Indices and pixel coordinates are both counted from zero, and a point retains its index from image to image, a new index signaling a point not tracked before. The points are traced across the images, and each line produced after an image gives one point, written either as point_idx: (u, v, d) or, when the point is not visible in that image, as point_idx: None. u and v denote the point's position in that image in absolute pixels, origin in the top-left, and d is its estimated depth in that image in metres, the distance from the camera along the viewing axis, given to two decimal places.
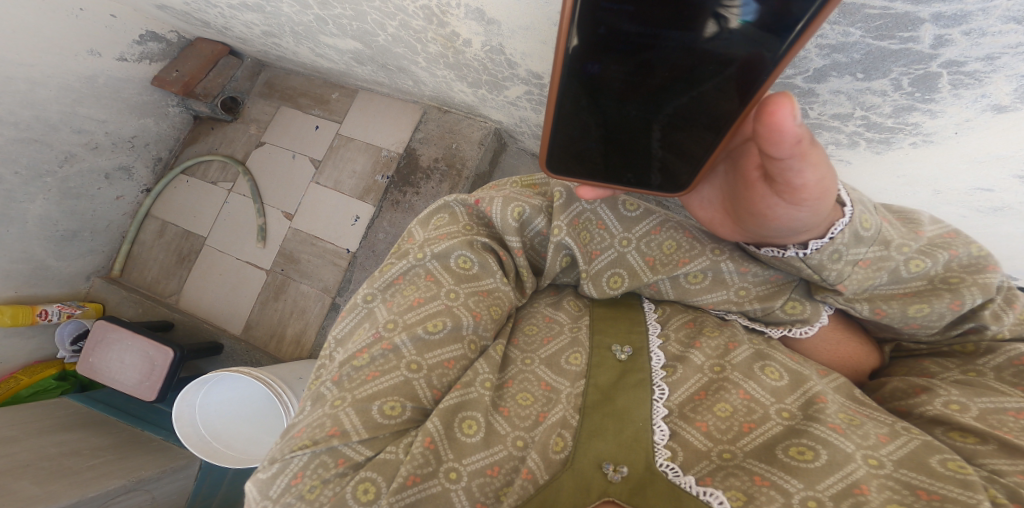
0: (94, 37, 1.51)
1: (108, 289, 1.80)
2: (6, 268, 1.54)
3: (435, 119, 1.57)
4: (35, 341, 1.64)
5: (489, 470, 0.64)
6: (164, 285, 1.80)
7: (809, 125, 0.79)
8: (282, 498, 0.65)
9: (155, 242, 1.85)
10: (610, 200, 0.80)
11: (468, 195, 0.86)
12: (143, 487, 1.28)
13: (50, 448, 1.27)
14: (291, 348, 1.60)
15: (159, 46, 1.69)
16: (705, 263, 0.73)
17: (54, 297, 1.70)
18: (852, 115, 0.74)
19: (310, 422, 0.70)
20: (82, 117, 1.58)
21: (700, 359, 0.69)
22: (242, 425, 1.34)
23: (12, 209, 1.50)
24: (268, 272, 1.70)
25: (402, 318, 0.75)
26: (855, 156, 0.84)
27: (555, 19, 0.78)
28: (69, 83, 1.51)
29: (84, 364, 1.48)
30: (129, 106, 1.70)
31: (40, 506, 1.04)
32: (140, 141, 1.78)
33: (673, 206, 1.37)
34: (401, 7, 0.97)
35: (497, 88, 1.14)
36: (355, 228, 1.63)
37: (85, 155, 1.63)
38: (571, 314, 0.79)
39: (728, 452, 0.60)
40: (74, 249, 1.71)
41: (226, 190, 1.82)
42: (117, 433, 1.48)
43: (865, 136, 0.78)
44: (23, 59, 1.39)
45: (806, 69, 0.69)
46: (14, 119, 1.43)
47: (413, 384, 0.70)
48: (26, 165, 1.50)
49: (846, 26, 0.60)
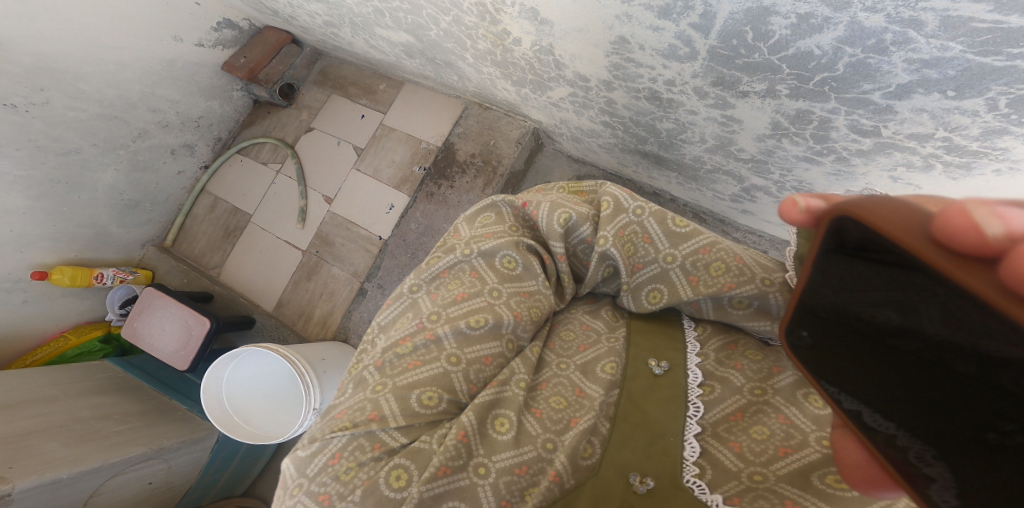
0: (179, 24, 1.60)
1: (160, 257, 1.87)
2: (73, 232, 1.61)
3: (475, 116, 1.58)
4: (87, 302, 1.72)
5: (518, 468, 0.63)
6: (209, 257, 1.86)
7: (879, 144, 0.69)
8: (319, 477, 0.66)
9: (206, 217, 1.91)
10: (659, 214, 0.77)
11: (515, 196, 0.86)
12: (161, 456, 1.30)
13: (85, 409, 1.33)
14: (318, 328, 1.63)
15: (233, 33, 1.76)
16: (753, 292, 0.71)
17: (111, 261, 1.78)
18: (932, 135, 0.63)
19: (351, 405, 0.72)
20: (159, 98, 1.66)
21: (739, 380, 0.68)
22: (260, 401, 1.38)
23: (85, 177, 1.58)
24: (304, 252, 1.73)
25: (445, 311, 0.76)
26: (929, 181, 0.71)
27: (610, 23, 0.77)
28: (151, 67, 1.60)
29: (128, 327, 1.55)
30: (199, 89, 1.77)
31: (65, 467, 1.09)
32: (205, 122, 1.86)
33: (710, 219, 1.30)
34: (455, 3, 0.97)
35: (541, 88, 1.14)
36: (389, 216, 1.64)
37: (156, 133, 1.71)
38: (608, 323, 0.80)
39: (758, 474, 0.59)
40: (135, 218, 1.79)
41: (274, 172, 1.87)
42: (146, 399, 1.51)
43: (943, 159, 0.66)
44: (113, 42, 1.48)
45: (888, 84, 0.60)
46: (99, 96, 1.52)
47: (451, 377, 0.70)
48: (105, 138, 1.58)
49: (946, 39, 0.52)
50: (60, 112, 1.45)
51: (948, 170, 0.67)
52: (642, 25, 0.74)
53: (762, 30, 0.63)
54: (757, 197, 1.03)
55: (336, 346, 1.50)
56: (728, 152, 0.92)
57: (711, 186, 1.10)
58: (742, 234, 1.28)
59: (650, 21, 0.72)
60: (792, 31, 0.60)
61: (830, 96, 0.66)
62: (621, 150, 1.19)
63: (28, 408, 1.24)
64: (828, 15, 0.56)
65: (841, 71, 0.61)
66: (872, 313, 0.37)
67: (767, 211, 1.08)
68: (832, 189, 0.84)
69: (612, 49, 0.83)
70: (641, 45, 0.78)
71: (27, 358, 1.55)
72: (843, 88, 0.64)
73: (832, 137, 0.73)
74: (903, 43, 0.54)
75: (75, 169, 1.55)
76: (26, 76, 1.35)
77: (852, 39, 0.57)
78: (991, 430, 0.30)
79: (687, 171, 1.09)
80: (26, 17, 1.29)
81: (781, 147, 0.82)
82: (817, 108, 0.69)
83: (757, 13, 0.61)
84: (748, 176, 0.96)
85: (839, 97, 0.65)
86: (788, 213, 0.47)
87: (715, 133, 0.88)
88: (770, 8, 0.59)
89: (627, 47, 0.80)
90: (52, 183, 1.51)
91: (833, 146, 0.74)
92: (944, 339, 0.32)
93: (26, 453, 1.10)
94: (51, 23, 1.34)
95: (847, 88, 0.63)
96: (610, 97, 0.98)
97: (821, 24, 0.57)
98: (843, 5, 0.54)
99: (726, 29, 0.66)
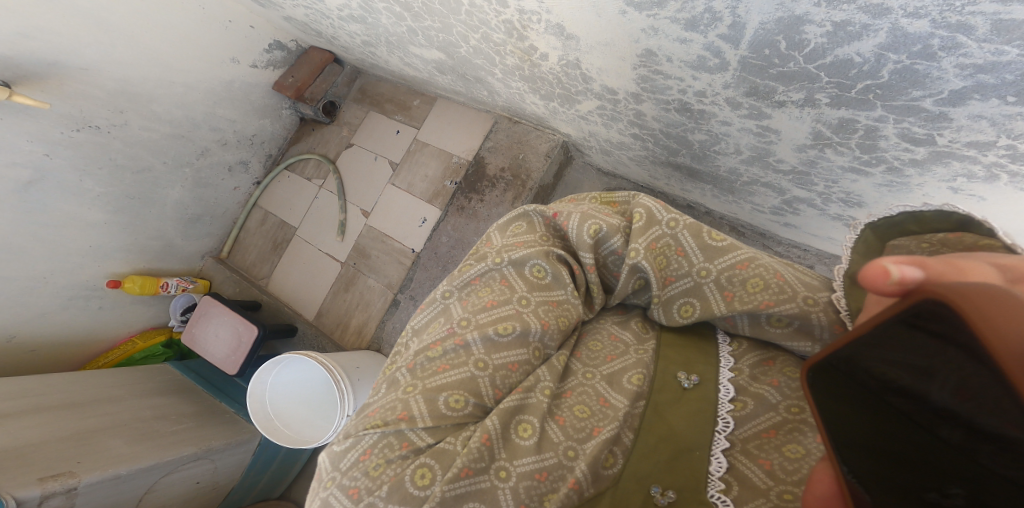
0: (237, 47, 1.65)
1: (217, 268, 1.94)
2: (142, 244, 1.71)
3: (505, 130, 1.58)
4: (152, 309, 1.81)
5: (538, 474, 0.62)
6: (259, 269, 1.92)
7: (933, 153, 0.64)
8: (349, 472, 0.66)
9: (258, 230, 1.97)
10: (693, 228, 0.75)
11: (548, 206, 0.85)
12: (210, 456, 1.34)
13: (146, 409, 1.39)
14: (354, 337, 1.65)
15: (282, 54, 1.81)
16: (793, 311, 0.67)
17: (174, 271, 1.87)
18: (993, 143, 0.59)
19: (383, 404, 0.72)
20: (219, 117, 1.73)
21: (775, 397, 0.65)
22: (300, 407, 1.39)
23: (155, 194, 1.68)
24: (343, 264, 1.77)
25: (475, 317, 0.75)
26: (993, 190, 0.65)
27: (637, 37, 0.75)
28: (213, 88, 1.66)
29: (187, 333, 1.65)
30: (254, 108, 1.83)
31: (124, 464, 1.13)
32: (258, 139, 1.93)
33: (749, 231, 1.25)
34: (483, 21, 0.97)
35: (570, 102, 1.12)
36: (422, 230, 1.65)
37: (217, 150, 1.79)
38: (637, 335, 0.76)
39: (790, 493, 0.56)
40: (197, 231, 1.88)
41: (316, 187, 1.92)
42: (198, 401, 1.56)
43: (1009, 168, 0.61)
44: (182, 66, 1.54)
45: (940, 90, 0.56)
46: (169, 117, 1.60)
47: (478, 381, 0.69)
48: (173, 157, 1.67)
49: (1001, 43, 0.48)
50: (135, 132, 1.54)
51: (1014, 179, 0.62)
52: (669, 37, 0.72)
53: (795, 40, 0.60)
54: (800, 209, 0.98)
55: (370, 356, 1.51)
56: (766, 163, 0.88)
57: (749, 198, 1.06)
58: (785, 248, 1.22)
59: (677, 34, 0.70)
60: (828, 40, 0.57)
61: (875, 106, 0.62)
62: (651, 162, 1.16)
63: (96, 407, 1.32)
64: (866, 22, 0.53)
65: (887, 79, 0.58)
66: (881, 370, 0.36)
67: (811, 224, 1.03)
68: (884, 200, 0.79)
69: (640, 61, 0.81)
70: (669, 57, 0.76)
71: (99, 360, 1.67)
72: (890, 96, 0.60)
73: (881, 146, 0.68)
74: (951, 48, 0.50)
75: (147, 186, 1.64)
76: (107, 98, 1.42)
77: (895, 45, 0.54)
78: (945, 490, 0.32)
79: (724, 183, 1.05)
80: (109, 43, 1.35)
81: (824, 157, 0.77)
82: (861, 117, 0.65)
83: (791, 22, 0.58)
84: (790, 188, 0.92)
85: (884, 105, 0.61)
86: (874, 282, 0.38)
87: (751, 143, 0.85)
88: (804, 17, 0.57)
89: (655, 59, 0.78)
90: (128, 199, 1.61)
91: (882, 156, 0.70)
92: (947, 408, 0.32)
93: (92, 449, 1.15)
94: (129, 48, 1.40)
95: (895, 95, 0.59)
96: (639, 110, 0.95)
97: (859, 31, 0.54)
98: (883, 12, 0.51)
99: (757, 39, 0.63)
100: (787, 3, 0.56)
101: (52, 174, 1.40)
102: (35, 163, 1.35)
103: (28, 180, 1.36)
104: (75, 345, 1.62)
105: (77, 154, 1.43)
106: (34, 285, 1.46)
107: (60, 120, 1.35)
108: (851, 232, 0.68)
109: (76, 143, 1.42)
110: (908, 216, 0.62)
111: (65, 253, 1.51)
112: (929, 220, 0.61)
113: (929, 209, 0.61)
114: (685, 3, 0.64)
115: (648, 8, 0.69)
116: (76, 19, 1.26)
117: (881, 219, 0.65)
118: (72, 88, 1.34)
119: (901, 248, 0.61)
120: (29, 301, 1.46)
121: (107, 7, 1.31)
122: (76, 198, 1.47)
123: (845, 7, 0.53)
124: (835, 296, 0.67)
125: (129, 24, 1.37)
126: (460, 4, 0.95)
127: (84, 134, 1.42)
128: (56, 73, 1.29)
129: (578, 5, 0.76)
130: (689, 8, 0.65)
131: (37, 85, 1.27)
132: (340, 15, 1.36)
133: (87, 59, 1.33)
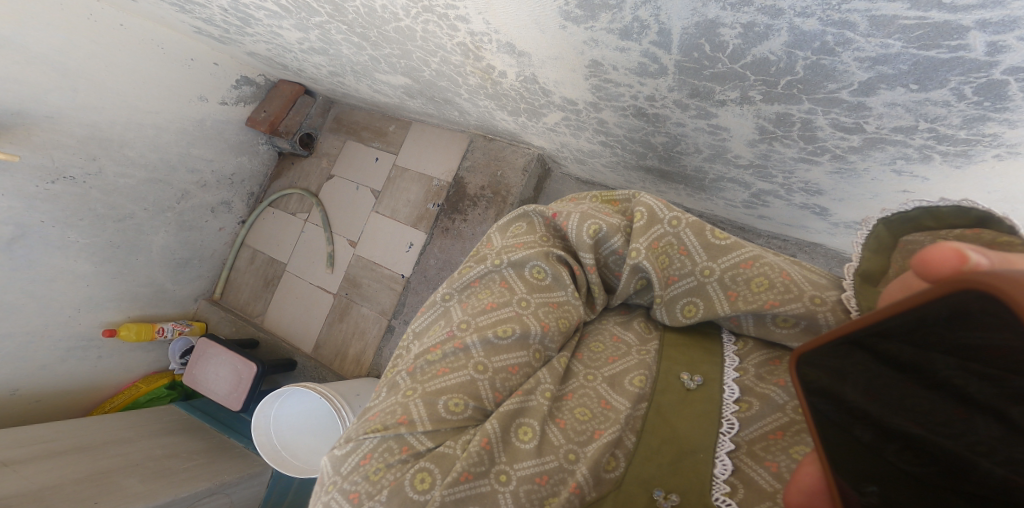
0: (202, 84, 1.67)
1: (211, 309, 1.95)
2: (133, 291, 1.72)
3: (481, 148, 1.60)
4: (151, 355, 1.81)
5: (539, 477, 0.62)
6: (253, 306, 1.92)
7: (867, 140, 0.66)
8: (350, 476, 0.67)
9: (247, 268, 1.98)
10: (696, 226, 0.74)
11: (547, 206, 0.84)
12: (224, 491, 1.34)
13: (156, 449, 1.39)
14: (353, 367, 1.64)
15: (252, 89, 1.83)
16: (799, 311, 0.66)
17: (168, 316, 1.88)
18: (916, 127, 0.60)
19: (383, 408, 0.71)
20: (195, 157, 1.75)
21: (782, 397, 0.64)
22: (307, 436, 1.38)
23: (140, 240, 1.69)
24: (336, 295, 1.77)
25: (474, 320, 0.75)
26: (934, 172, 0.66)
27: (580, 49, 0.77)
28: (185, 128, 1.68)
29: (188, 375, 1.66)
30: (228, 145, 1.85)
31: (140, 501, 1.13)
32: (237, 178, 1.94)
33: (730, 228, 1.26)
34: (440, 45, 0.98)
35: (536, 115, 1.14)
36: (410, 254, 1.66)
37: (196, 193, 1.81)
38: (640, 335, 0.76)
39: None
40: (186, 274, 1.90)
41: (303, 221, 1.93)
42: (208, 439, 1.56)
43: (937, 149, 0.62)
44: (150, 107, 1.56)
45: (850, 82, 0.58)
46: (143, 161, 1.61)
47: (478, 385, 0.69)
48: (153, 202, 1.69)
49: (883, 37, 0.51)
50: (111, 180, 1.55)
51: (948, 159, 0.63)
52: (609, 47, 0.73)
53: (716, 42, 0.61)
54: (769, 202, 0.99)
55: (372, 382, 1.50)
56: (726, 160, 0.89)
57: (720, 195, 1.07)
58: (765, 240, 1.22)
59: (615, 43, 0.71)
60: (743, 40, 0.59)
61: (801, 98, 0.64)
62: (624, 168, 1.17)
63: (109, 449, 1.32)
64: (767, 23, 0.55)
65: (802, 73, 0.60)
66: (809, 372, 0.45)
67: (784, 215, 1.03)
68: (840, 187, 0.81)
69: (589, 72, 0.82)
70: (614, 66, 0.77)
71: (105, 406, 1.66)
72: (810, 90, 0.62)
73: (820, 137, 0.70)
74: (844, 44, 0.53)
75: (131, 232, 1.66)
76: (79, 146, 1.43)
77: (799, 43, 0.56)
78: (864, 488, 0.40)
79: (694, 182, 1.06)
80: (72, 89, 1.36)
81: (775, 150, 0.79)
82: (794, 110, 0.67)
83: (707, 26, 0.60)
84: (754, 182, 0.93)
85: (809, 98, 0.63)
86: (939, 263, 0.37)
87: (708, 142, 0.86)
88: (716, 20, 0.58)
89: (602, 69, 0.79)
90: (113, 247, 1.62)
91: (824, 145, 0.71)
92: (859, 408, 0.40)
93: (107, 489, 1.14)
94: (94, 94, 1.41)
95: (815, 89, 0.61)
96: (601, 118, 0.97)
97: (765, 31, 0.56)
98: (777, 12, 0.53)
99: (684, 43, 0.64)
100: (700, 8, 0.58)
101: (34, 230, 1.41)
102: (17, 218, 1.37)
103: (10, 237, 1.37)
104: (75, 396, 1.61)
105: (56, 207, 1.44)
106: (30, 340, 1.46)
107: (34, 172, 1.36)
108: (863, 227, 0.66)
109: (54, 195, 1.43)
110: (922, 211, 0.60)
111: (57, 307, 1.52)
112: (946, 216, 0.58)
113: (947, 204, 0.58)
114: (614, 13, 0.66)
115: (583, 22, 0.70)
116: (37, 66, 1.27)
117: (896, 213, 0.62)
118: (42, 138, 1.35)
119: (916, 244, 0.59)
120: (29, 356, 1.46)
121: (64, 52, 1.31)
122: (58, 251, 1.48)
123: (746, 9, 0.55)
124: (845, 295, 0.65)
125: (91, 70, 1.38)
126: (414, 31, 0.97)
127: (61, 185, 1.43)
128: (22, 123, 1.30)
129: (521, 23, 0.78)
130: (619, 19, 0.66)
131: (6, 138, 1.27)
132: (302, 49, 1.39)
133: (51, 106, 1.34)
